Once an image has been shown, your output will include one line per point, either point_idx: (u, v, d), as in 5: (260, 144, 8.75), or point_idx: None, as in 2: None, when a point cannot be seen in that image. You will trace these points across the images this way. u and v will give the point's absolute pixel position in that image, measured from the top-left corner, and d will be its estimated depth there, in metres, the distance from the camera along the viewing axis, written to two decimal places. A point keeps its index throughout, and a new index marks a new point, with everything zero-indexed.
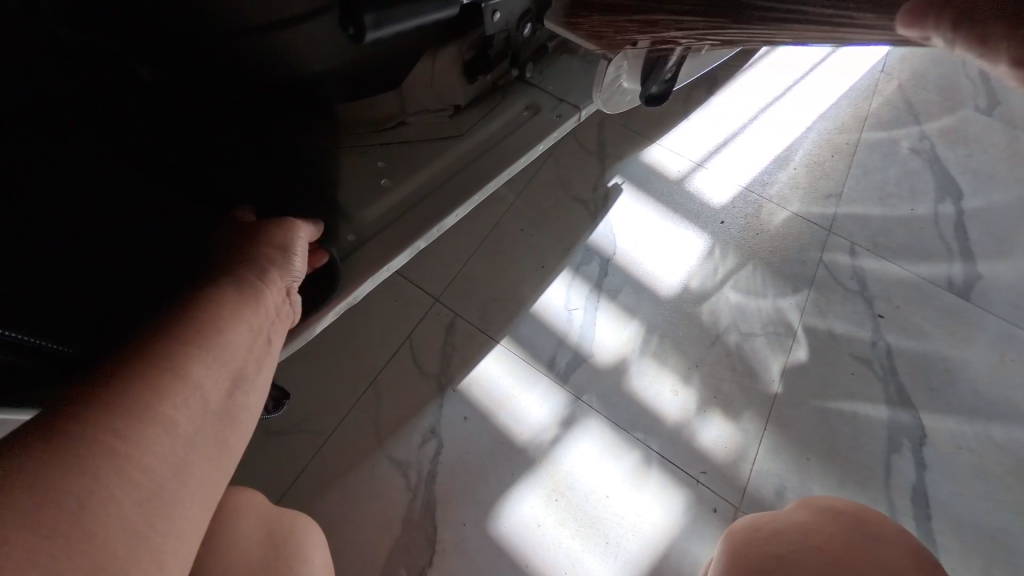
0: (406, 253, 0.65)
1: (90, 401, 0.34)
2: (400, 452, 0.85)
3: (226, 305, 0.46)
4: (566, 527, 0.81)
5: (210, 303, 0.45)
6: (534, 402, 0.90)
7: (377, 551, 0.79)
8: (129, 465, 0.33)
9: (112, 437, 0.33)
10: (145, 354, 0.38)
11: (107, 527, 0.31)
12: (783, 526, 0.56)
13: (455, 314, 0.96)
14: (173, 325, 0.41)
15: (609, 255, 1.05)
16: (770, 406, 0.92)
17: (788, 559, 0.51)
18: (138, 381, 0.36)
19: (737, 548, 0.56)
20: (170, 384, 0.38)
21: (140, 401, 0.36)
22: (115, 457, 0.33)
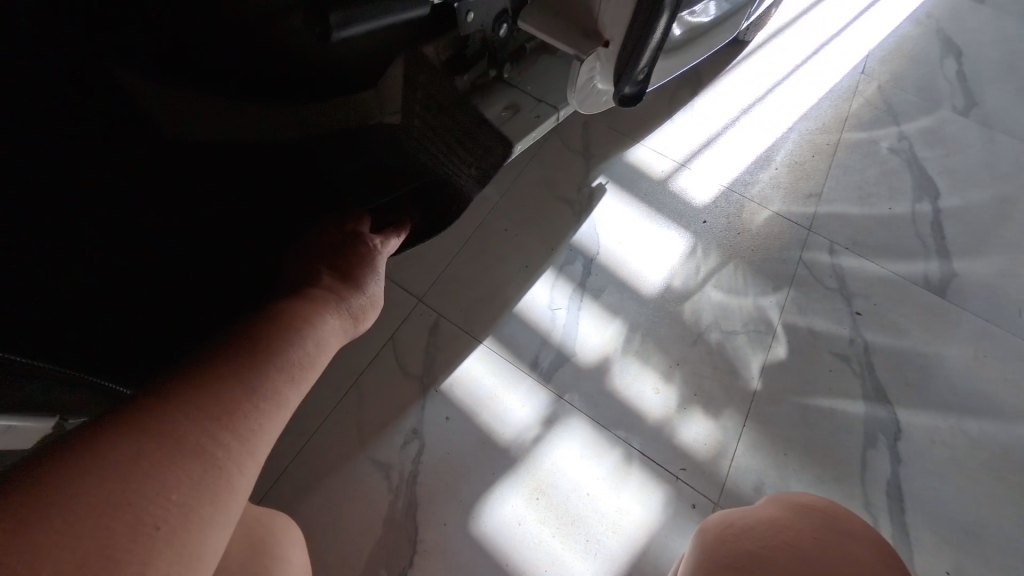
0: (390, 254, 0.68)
1: (221, 416, 0.37)
2: (383, 453, 0.85)
3: (321, 329, 0.51)
4: (547, 525, 0.82)
5: (306, 322, 0.50)
6: (517, 402, 0.90)
7: (358, 552, 0.79)
8: (233, 472, 0.36)
9: (233, 461, 0.36)
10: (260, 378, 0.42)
11: (204, 538, 0.32)
12: (753, 523, 0.56)
13: (439, 314, 0.96)
14: (279, 348, 0.45)
15: (593, 255, 1.05)
16: (750, 403, 0.93)
17: (762, 556, 0.51)
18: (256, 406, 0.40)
19: (712, 544, 0.57)
20: (275, 398, 0.42)
21: (252, 410, 0.39)
22: (223, 465, 0.35)
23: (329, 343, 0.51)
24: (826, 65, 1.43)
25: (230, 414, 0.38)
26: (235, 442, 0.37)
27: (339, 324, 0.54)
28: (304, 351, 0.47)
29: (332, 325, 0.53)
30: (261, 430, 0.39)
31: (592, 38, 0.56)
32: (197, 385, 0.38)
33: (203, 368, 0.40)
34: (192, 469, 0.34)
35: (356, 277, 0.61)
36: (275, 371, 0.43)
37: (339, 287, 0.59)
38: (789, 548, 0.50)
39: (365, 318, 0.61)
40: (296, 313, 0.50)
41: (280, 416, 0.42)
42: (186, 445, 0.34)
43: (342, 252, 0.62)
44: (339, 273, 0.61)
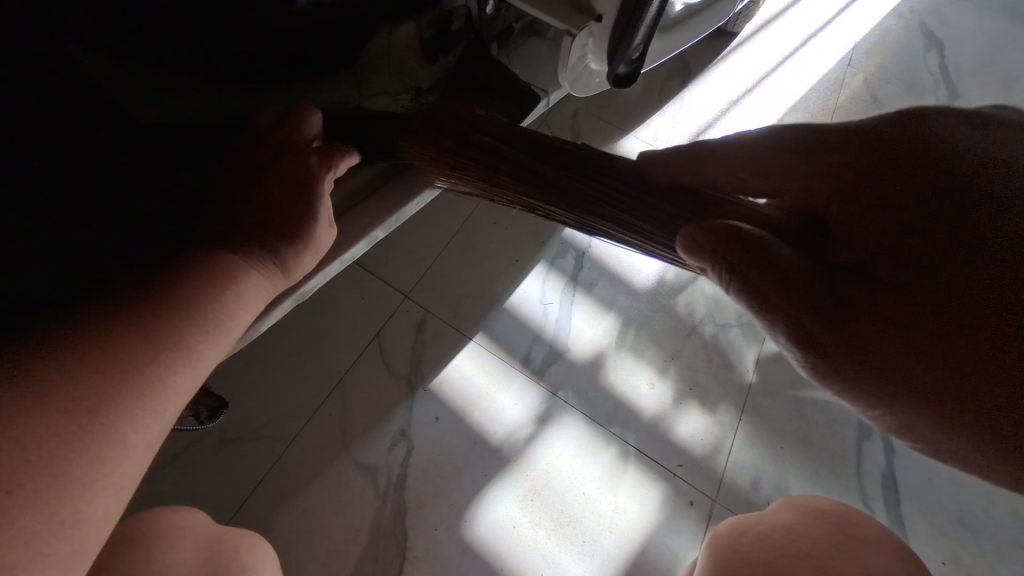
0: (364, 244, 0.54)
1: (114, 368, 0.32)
2: (367, 457, 0.81)
3: (238, 280, 0.41)
4: (542, 527, 0.79)
5: (216, 276, 0.40)
6: (509, 400, 0.87)
7: (343, 560, 0.75)
8: (123, 430, 0.31)
9: (124, 418, 0.31)
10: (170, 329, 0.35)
11: (91, 496, 0.28)
12: (768, 530, 0.54)
13: (426, 311, 0.92)
14: (194, 297, 0.38)
15: (585, 248, 1.02)
16: (745, 397, 0.92)
17: (777, 565, 0.50)
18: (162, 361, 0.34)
19: (722, 550, 0.56)
20: (176, 355, 0.35)
21: (148, 367, 0.33)
22: (105, 423, 0.30)
23: (251, 296, 0.42)
24: (813, 58, 1.42)
25: (114, 372, 0.31)
26: (125, 400, 0.31)
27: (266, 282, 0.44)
28: (217, 306, 0.39)
29: (254, 274, 0.43)
30: (159, 389, 0.34)
31: (584, 12, 0.52)
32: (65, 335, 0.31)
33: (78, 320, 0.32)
34: (60, 426, 0.28)
35: (295, 215, 0.46)
36: (176, 325, 0.36)
37: (273, 228, 0.46)
38: (807, 556, 0.49)
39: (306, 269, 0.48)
40: (207, 259, 0.40)
41: (184, 377, 0.35)
42: (54, 399, 0.28)
43: (274, 181, 0.46)
44: (272, 215, 0.46)
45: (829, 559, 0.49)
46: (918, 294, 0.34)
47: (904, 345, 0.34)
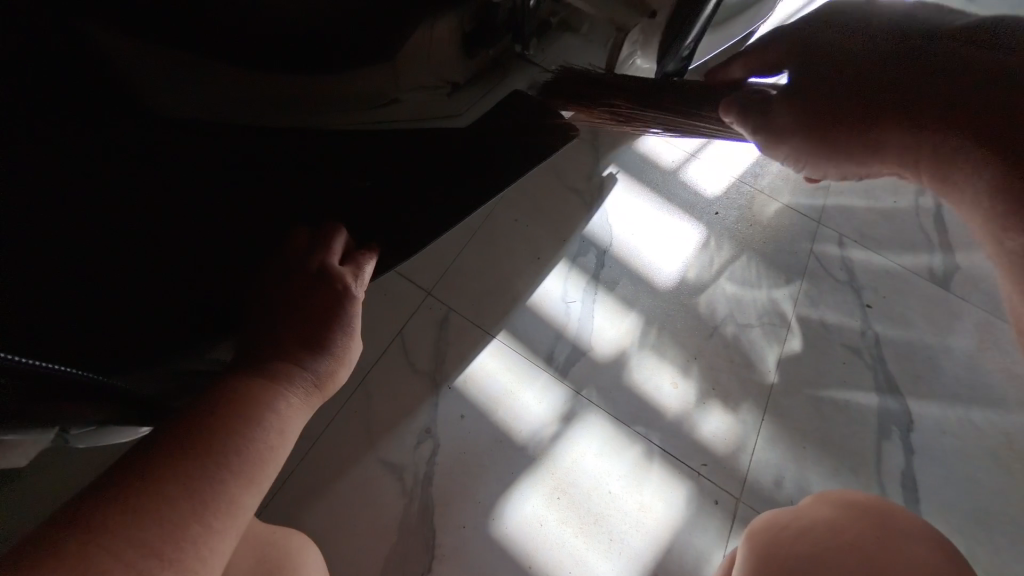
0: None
1: (166, 537, 0.28)
2: (393, 455, 0.80)
3: (281, 404, 0.39)
4: (569, 525, 0.79)
5: (262, 402, 0.38)
6: (534, 399, 0.87)
7: (372, 559, 0.75)
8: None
9: None
10: (219, 474, 0.32)
11: None
12: (808, 525, 0.55)
13: (449, 308, 0.92)
14: (238, 430, 0.35)
15: (606, 246, 1.02)
16: (766, 398, 0.92)
17: (828, 557, 0.51)
18: (213, 519, 0.31)
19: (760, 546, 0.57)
20: (227, 511, 0.31)
21: (199, 533, 0.30)
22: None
23: (294, 422, 0.40)
24: None
25: (169, 544, 0.28)
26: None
27: (301, 398, 0.42)
28: (263, 443, 0.36)
29: (294, 399, 0.41)
30: (213, 551, 0.30)
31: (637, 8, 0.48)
32: (121, 504, 0.28)
33: (129, 479, 0.30)
34: None
35: (324, 333, 0.47)
36: (227, 472, 0.33)
37: (304, 347, 0.46)
38: (848, 546, 0.51)
39: (335, 380, 0.48)
40: (241, 388, 0.39)
41: (234, 531, 0.32)
42: None
43: (307, 297, 0.48)
44: (307, 337, 0.46)
45: (878, 552, 0.50)
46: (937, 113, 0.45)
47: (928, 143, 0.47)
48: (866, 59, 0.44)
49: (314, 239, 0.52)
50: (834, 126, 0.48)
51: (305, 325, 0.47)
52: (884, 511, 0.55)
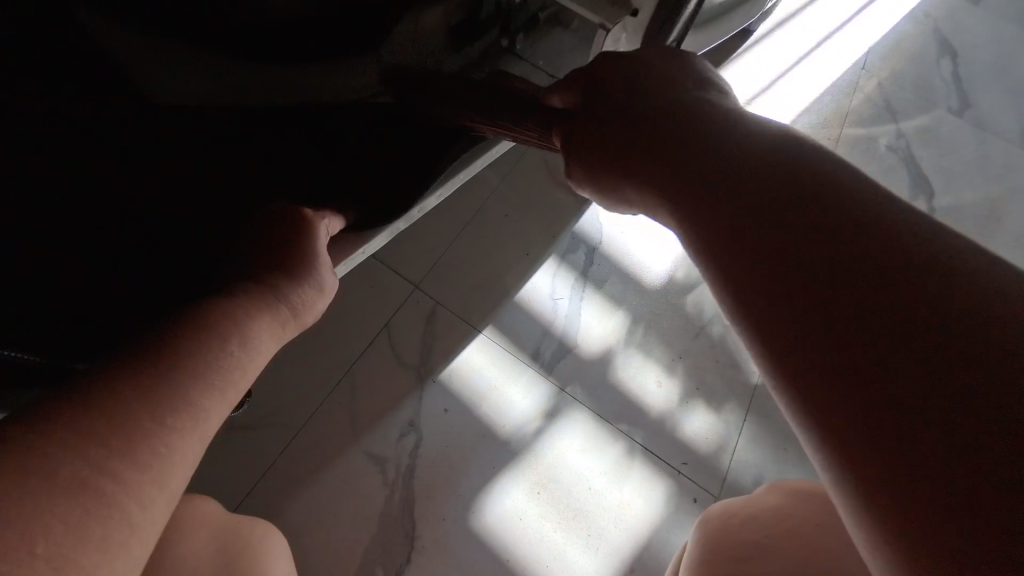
0: (343, 267, 0.52)
1: (115, 431, 0.25)
2: (377, 446, 0.81)
3: (248, 321, 0.36)
4: (548, 519, 0.80)
5: (225, 318, 0.35)
6: (518, 394, 0.87)
7: (352, 548, 0.76)
8: (129, 508, 0.24)
9: (125, 494, 0.24)
10: (176, 382, 0.29)
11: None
12: (754, 512, 0.55)
13: (436, 302, 0.92)
14: (195, 342, 0.32)
15: (596, 244, 1.02)
16: (750, 398, 0.92)
17: (762, 543, 0.50)
18: (169, 423, 0.27)
19: (713, 533, 0.56)
20: (188, 414, 0.28)
21: (153, 431, 0.26)
22: (111, 505, 0.24)
23: (265, 341, 0.37)
24: (827, 61, 1.42)
25: (121, 438, 0.25)
26: (130, 471, 0.25)
27: (272, 320, 0.39)
28: (227, 356, 0.33)
29: (264, 320, 0.38)
30: (176, 454, 0.27)
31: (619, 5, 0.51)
32: (61, 406, 0.25)
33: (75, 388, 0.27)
34: (61, 510, 0.22)
35: (291, 257, 0.43)
36: (186, 378, 0.30)
37: (274, 274, 0.42)
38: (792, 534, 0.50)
39: (310, 311, 0.44)
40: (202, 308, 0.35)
41: (197, 437, 0.29)
42: (50, 482, 0.22)
43: (267, 232, 0.44)
44: (275, 260, 0.42)
45: (815, 542, 0.48)
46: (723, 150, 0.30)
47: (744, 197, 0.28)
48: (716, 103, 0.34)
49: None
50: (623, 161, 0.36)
51: (271, 251, 0.43)
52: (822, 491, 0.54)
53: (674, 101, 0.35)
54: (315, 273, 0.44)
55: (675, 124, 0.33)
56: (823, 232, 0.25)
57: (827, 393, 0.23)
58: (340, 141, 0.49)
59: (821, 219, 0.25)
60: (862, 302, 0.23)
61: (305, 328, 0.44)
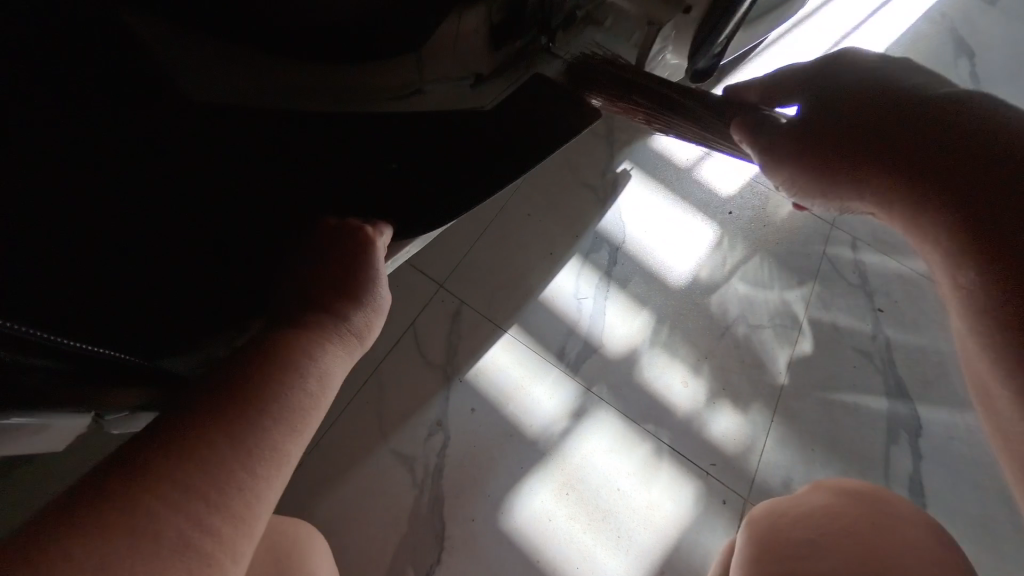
0: (392, 264, 0.52)
1: (212, 484, 0.26)
2: (404, 446, 0.80)
3: (320, 354, 0.36)
4: (578, 521, 0.79)
5: (297, 353, 0.35)
6: (544, 394, 0.87)
7: (382, 549, 0.75)
8: (223, 563, 0.25)
9: (223, 551, 0.25)
10: (260, 427, 0.29)
11: None
12: (803, 511, 0.54)
13: (461, 302, 0.91)
14: (273, 381, 0.32)
15: (619, 243, 1.01)
16: (776, 399, 0.92)
17: (819, 542, 0.50)
18: (257, 471, 0.28)
19: (763, 534, 0.55)
20: (272, 460, 0.29)
21: (243, 482, 0.27)
22: (212, 561, 0.24)
23: (335, 372, 0.37)
24: None
25: (216, 491, 0.26)
26: (226, 525, 0.25)
27: (339, 349, 0.38)
28: (303, 393, 0.33)
29: (332, 351, 0.37)
30: (262, 504, 0.27)
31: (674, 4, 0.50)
32: (159, 457, 0.26)
33: (170, 434, 0.27)
34: (168, 572, 0.23)
35: (355, 278, 0.42)
36: (266, 420, 0.30)
37: (337, 299, 0.41)
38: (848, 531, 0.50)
39: (371, 334, 0.43)
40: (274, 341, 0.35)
41: (281, 482, 0.29)
42: (160, 542, 0.23)
43: (327, 250, 0.43)
44: (336, 283, 0.42)
45: (870, 537, 0.48)
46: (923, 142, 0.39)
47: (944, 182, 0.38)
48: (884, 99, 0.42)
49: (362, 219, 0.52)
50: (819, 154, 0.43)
51: (331, 274, 0.42)
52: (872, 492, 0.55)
53: (865, 96, 0.43)
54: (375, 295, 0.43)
55: (882, 120, 0.41)
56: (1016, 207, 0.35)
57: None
58: (391, 142, 0.45)
59: (1011, 157, 0.36)
60: None
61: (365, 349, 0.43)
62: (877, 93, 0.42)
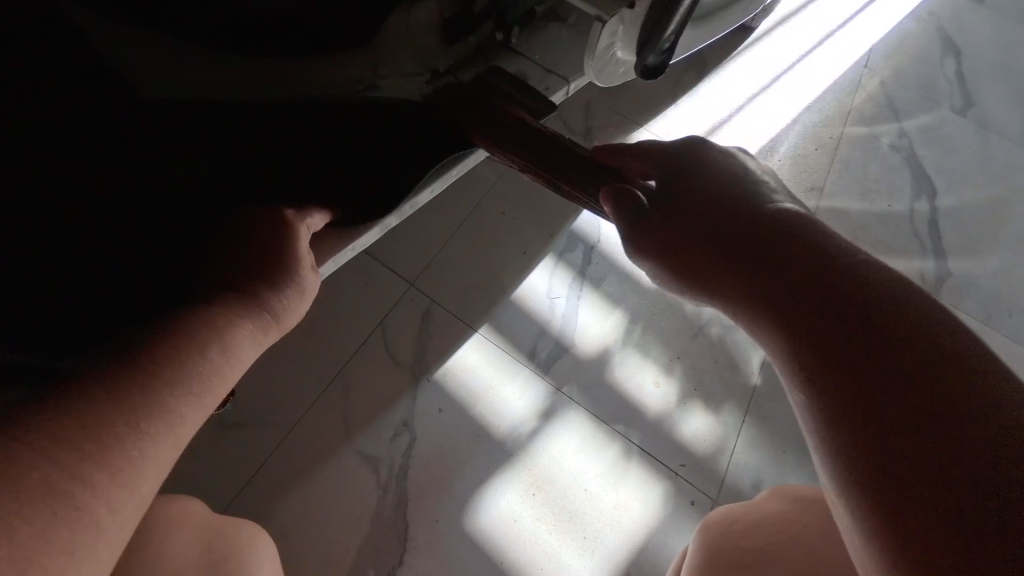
0: (332, 264, 0.52)
1: (90, 434, 0.27)
2: (370, 446, 0.80)
3: (229, 330, 0.37)
4: (544, 522, 0.79)
5: (205, 324, 0.36)
6: (514, 394, 0.86)
7: (343, 550, 0.74)
8: (97, 512, 0.26)
9: (96, 497, 0.26)
10: (152, 390, 0.31)
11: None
12: (759, 522, 0.53)
13: (432, 300, 0.91)
14: (171, 350, 0.33)
15: (594, 242, 1.00)
16: (749, 400, 0.91)
17: (767, 553, 0.49)
18: (143, 428, 0.29)
19: (714, 543, 0.54)
20: (162, 420, 0.30)
21: (127, 436, 0.28)
22: (82, 507, 0.26)
23: (245, 348, 0.38)
24: (829, 59, 1.41)
25: (95, 441, 0.27)
26: (103, 475, 0.27)
27: (253, 326, 0.40)
28: (206, 360, 0.34)
29: (244, 326, 0.39)
30: (146, 462, 0.29)
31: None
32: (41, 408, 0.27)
33: (58, 389, 0.28)
34: (34, 512, 0.24)
35: (275, 259, 0.43)
36: (163, 384, 0.31)
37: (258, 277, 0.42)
38: (798, 541, 0.49)
39: (292, 317, 0.44)
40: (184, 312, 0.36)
41: (171, 441, 0.31)
42: (23, 485, 0.24)
43: (252, 230, 0.43)
44: (258, 261, 0.42)
45: (814, 546, 0.48)
46: (807, 275, 0.40)
47: (834, 317, 0.37)
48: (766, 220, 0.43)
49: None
50: (698, 256, 0.45)
51: (254, 254, 0.43)
52: (833, 504, 0.52)
53: (751, 221, 0.44)
54: (300, 276, 0.44)
55: (768, 238, 0.42)
56: (884, 356, 0.35)
57: (887, 456, 0.33)
58: None
59: (874, 316, 0.36)
60: (914, 417, 0.33)
61: (287, 331, 0.45)
62: (742, 214, 0.44)
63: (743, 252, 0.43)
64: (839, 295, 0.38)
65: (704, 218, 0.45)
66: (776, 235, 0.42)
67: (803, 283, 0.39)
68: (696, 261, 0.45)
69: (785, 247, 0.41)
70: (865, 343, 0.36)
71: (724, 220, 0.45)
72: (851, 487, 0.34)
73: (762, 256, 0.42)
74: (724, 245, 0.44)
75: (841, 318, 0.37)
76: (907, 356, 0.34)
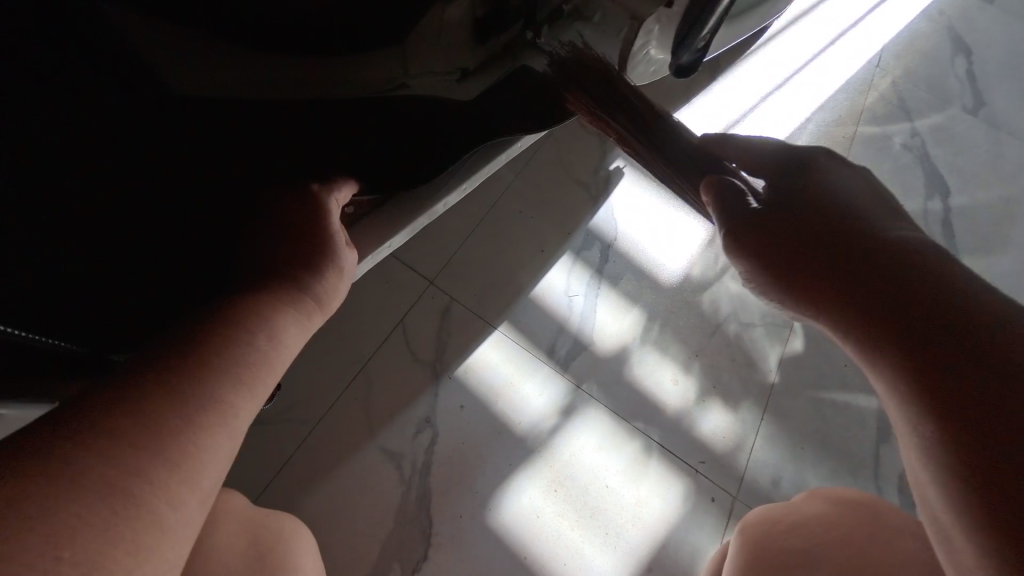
0: (369, 261, 0.54)
1: (148, 428, 0.28)
2: (392, 443, 0.80)
3: (273, 324, 0.38)
4: (566, 517, 0.79)
5: (248, 315, 0.37)
6: (534, 391, 0.87)
7: (369, 545, 0.75)
8: (165, 505, 0.27)
9: (159, 489, 0.27)
10: (200, 383, 0.32)
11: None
12: (801, 521, 0.53)
13: (451, 298, 0.91)
14: (216, 343, 0.34)
15: (610, 240, 1.01)
16: (766, 397, 0.92)
17: (814, 554, 0.49)
18: (197, 421, 0.30)
19: (755, 542, 0.54)
20: (215, 411, 0.31)
21: (182, 429, 0.29)
22: (146, 500, 0.26)
23: (288, 335, 0.39)
24: (841, 58, 1.41)
25: (152, 436, 0.28)
26: (164, 468, 0.27)
27: (294, 313, 0.41)
28: (252, 349, 0.36)
29: (286, 315, 0.40)
30: (203, 456, 0.29)
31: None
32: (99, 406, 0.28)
33: (112, 387, 0.30)
34: (98, 511, 0.25)
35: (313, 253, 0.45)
36: (211, 376, 0.32)
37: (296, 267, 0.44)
38: (845, 543, 0.49)
39: (331, 303, 0.46)
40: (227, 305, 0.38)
41: (226, 431, 0.31)
42: (91, 480, 0.25)
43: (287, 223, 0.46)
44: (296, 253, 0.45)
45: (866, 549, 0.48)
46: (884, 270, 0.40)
47: (907, 315, 0.38)
48: (837, 214, 0.44)
49: (354, 214, 0.54)
50: (783, 254, 0.45)
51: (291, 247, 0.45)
52: (870, 506, 0.53)
53: (825, 217, 0.44)
54: (335, 263, 0.46)
55: (848, 231, 0.43)
56: (966, 356, 0.36)
57: (988, 455, 0.33)
58: None
59: (949, 324, 0.37)
60: (1012, 423, 0.33)
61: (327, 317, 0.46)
62: (822, 212, 0.44)
63: (822, 250, 0.43)
64: (920, 306, 0.38)
65: (780, 218, 0.45)
66: (847, 233, 0.42)
67: (885, 288, 0.40)
68: (783, 265, 0.45)
69: (861, 244, 0.42)
70: (953, 347, 0.36)
71: (804, 223, 0.44)
72: (950, 492, 0.35)
73: (839, 257, 0.42)
74: (804, 240, 0.44)
75: (906, 312, 0.39)
76: (991, 365, 0.35)
